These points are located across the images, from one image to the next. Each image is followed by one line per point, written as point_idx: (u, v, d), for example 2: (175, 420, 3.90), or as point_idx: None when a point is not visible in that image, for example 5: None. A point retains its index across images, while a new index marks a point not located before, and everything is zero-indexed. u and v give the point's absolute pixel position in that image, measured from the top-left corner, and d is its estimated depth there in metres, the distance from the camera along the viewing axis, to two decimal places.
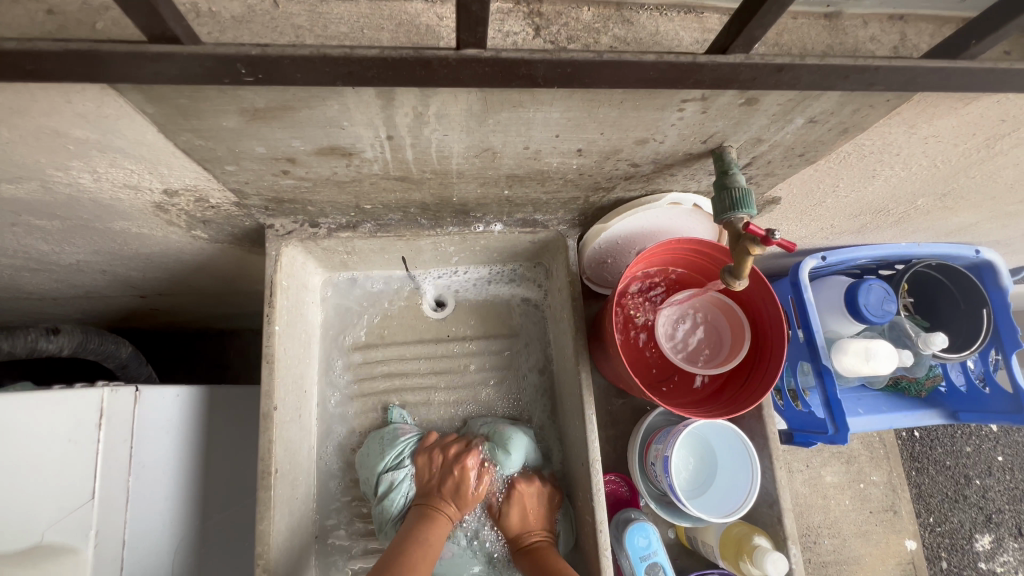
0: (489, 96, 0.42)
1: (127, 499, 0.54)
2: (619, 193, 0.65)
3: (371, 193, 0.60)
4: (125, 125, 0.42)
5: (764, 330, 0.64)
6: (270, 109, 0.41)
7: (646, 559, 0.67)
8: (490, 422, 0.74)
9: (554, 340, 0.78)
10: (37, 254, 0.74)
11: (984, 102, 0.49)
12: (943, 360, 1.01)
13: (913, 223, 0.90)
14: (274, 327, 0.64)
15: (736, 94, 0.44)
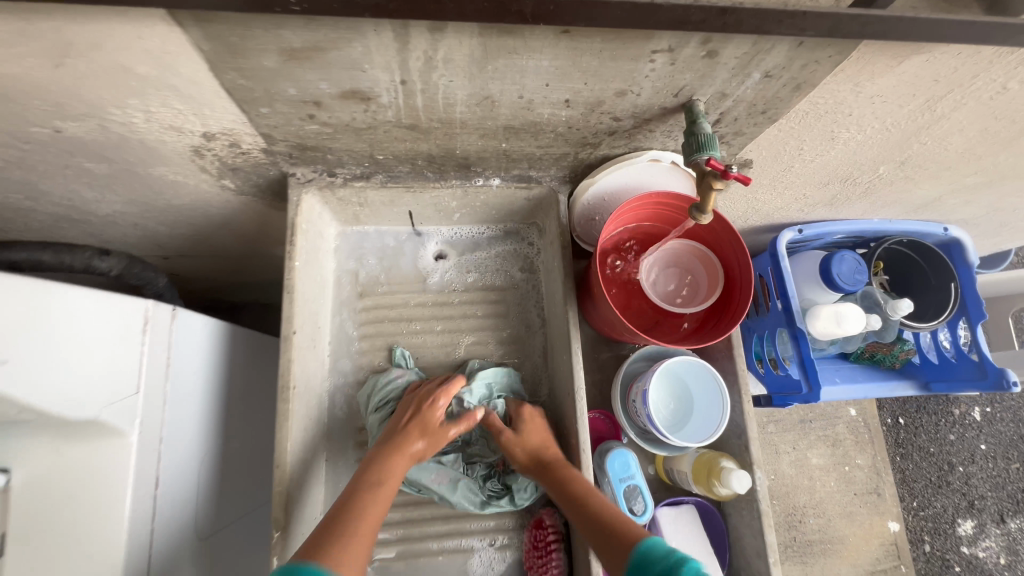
0: (488, 41, 0.50)
1: (165, 401, 0.62)
2: (605, 149, 0.73)
3: (383, 142, 0.68)
4: (183, 61, 0.51)
5: (731, 269, 0.72)
6: (305, 49, 0.50)
7: (625, 481, 0.75)
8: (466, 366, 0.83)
9: (546, 290, 0.86)
10: (78, 202, 0.81)
11: (915, 61, 0.56)
12: (910, 327, 1.08)
13: (880, 195, 0.97)
14: (295, 262, 0.72)
15: (699, 46, 0.52)
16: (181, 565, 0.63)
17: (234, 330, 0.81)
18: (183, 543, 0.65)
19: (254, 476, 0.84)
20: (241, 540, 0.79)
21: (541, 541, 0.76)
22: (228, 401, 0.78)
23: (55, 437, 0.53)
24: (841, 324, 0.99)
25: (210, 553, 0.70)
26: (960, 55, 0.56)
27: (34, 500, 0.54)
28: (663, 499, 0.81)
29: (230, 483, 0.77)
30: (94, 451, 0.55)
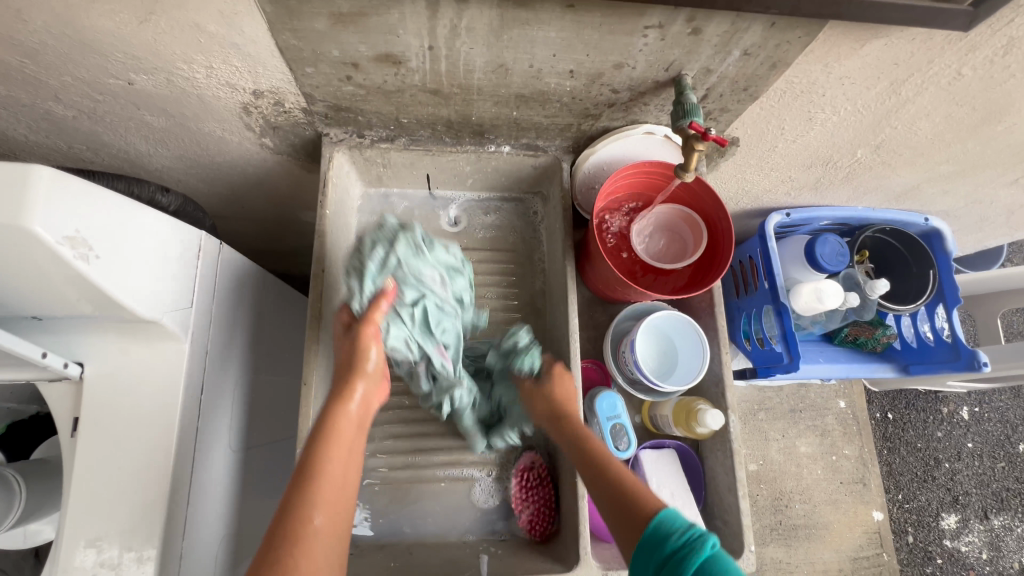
0: (505, 13, 0.59)
1: (210, 320, 0.71)
2: (605, 121, 0.81)
3: (409, 106, 0.77)
4: (248, 21, 0.60)
5: (711, 227, 0.82)
6: (351, 13, 0.59)
7: (611, 420, 0.83)
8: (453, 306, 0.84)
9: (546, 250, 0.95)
10: (133, 155, 0.90)
11: (877, 45, 0.64)
12: (889, 308, 1.15)
13: (861, 180, 1.05)
14: (325, 210, 0.81)
15: (685, 24, 0.61)
16: (217, 467, 0.72)
17: (265, 275, 0.90)
18: (219, 449, 0.73)
19: (277, 410, 0.93)
20: (265, 464, 0.87)
21: (536, 478, 0.85)
22: (259, 336, 0.87)
23: (123, 336, 0.62)
24: (822, 299, 1.06)
25: (239, 465, 0.79)
26: (915, 40, 0.64)
27: (100, 391, 0.63)
28: (647, 442, 0.89)
29: (257, 409, 0.86)
30: (155, 351, 0.64)
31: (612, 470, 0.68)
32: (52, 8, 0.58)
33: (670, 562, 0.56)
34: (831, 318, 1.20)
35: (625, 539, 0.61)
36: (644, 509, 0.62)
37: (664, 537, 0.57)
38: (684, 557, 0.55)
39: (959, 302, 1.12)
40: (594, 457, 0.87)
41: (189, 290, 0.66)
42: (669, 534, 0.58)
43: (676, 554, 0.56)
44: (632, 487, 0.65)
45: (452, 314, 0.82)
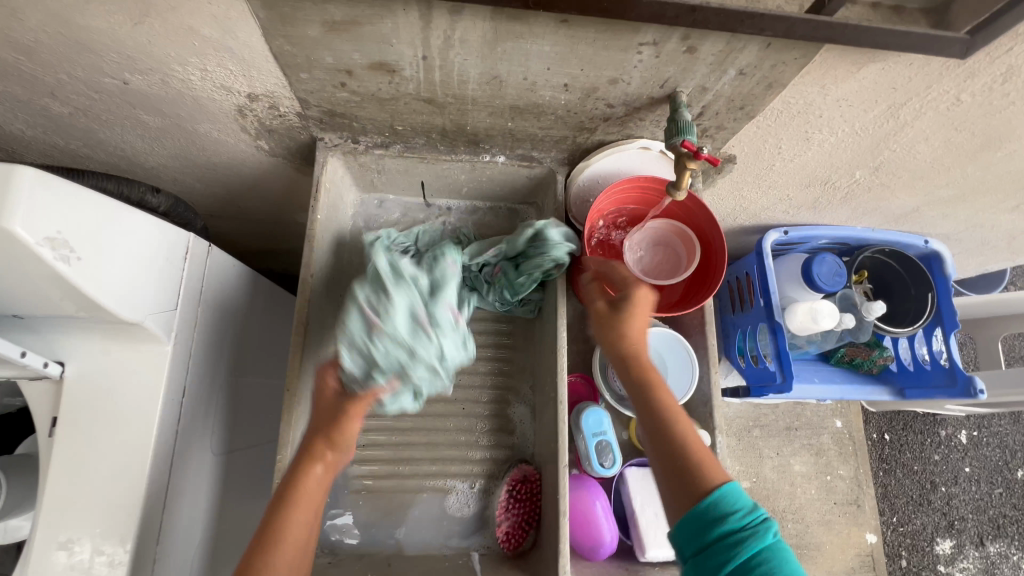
0: (498, 26, 0.59)
1: (195, 322, 0.71)
2: (601, 135, 0.81)
3: (404, 113, 0.77)
4: (241, 26, 0.60)
5: (710, 248, 0.80)
6: (344, 22, 0.59)
7: (597, 436, 0.82)
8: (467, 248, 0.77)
9: None
10: (129, 152, 0.90)
11: (874, 68, 0.64)
12: (886, 331, 1.13)
13: (860, 201, 1.04)
14: (316, 216, 0.81)
15: (679, 42, 0.60)
16: (198, 469, 0.72)
17: (255, 277, 0.90)
18: (201, 452, 0.73)
19: (264, 412, 0.93)
20: (249, 466, 0.87)
21: (528, 494, 0.83)
22: (246, 338, 0.87)
23: (106, 336, 0.62)
24: (817, 320, 1.06)
25: (223, 467, 0.79)
26: (913, 65, 0.63)
27: (80, 391, 0.62)
28: (633, 459, 0.88)
29: (243, 411, 0.86)
30: (138, 353, 0.64)
31: (678, 429, 0.65)
32: (46, 7, 0.58)
33: (723, 540, 0.55)
34: (827, 336, 1.18)
35: (675, 500, 0.61)
36: (704, 484, 0.59)
37: (723, 514, 0.56)
38: (742, 539, 0.54)
39: (956, 327, 1.11)
40: (579, 473, 0.86)
41: (174, 292, 0.66)
42: (728, 513, 0.56)
43: (732, 536, 0.55)
44: (694, 455, 0.62)
45: (449, 331, 0.72)
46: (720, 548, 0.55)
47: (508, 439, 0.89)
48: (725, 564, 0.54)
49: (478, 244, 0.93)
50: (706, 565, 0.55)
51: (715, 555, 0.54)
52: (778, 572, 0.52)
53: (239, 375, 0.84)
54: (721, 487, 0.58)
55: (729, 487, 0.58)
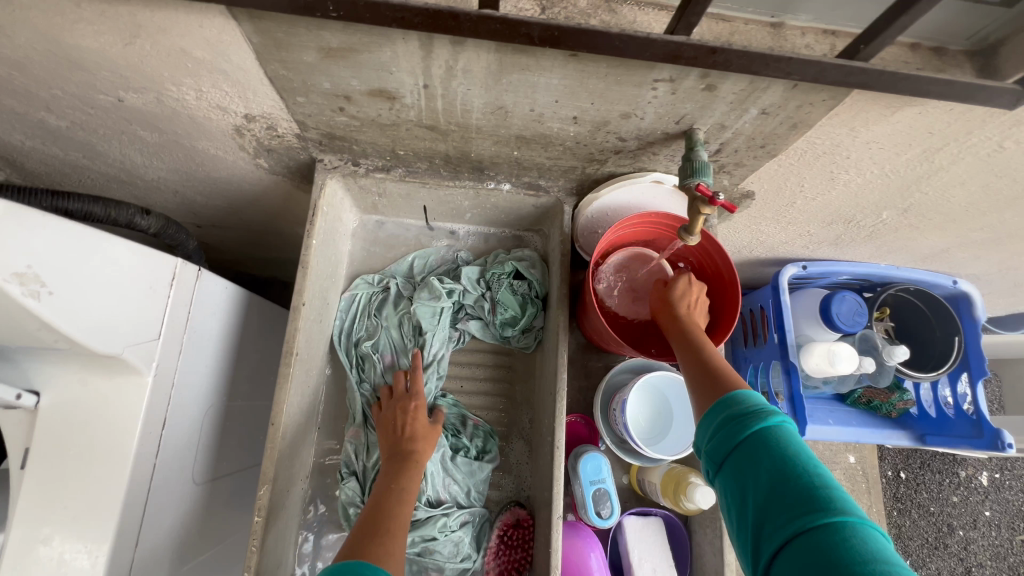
0: (503, 57, 0.55)
1: (180, 351, 0.68)
2: (611, 166, 0.77)
3: (405, 139, 0.74)
4: (234, 50, 0.57)
5: (724, 295, 0.75)
6: (340, 49, 0.56)
7: (595, 484, 0.77)
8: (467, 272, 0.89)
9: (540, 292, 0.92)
10: (129, 165, 0.88)
11: (909, 112, 0.59)
12: (907, 373, 1.06)
13: (886, 240, 0.98)
14: (312, 240, 0.78)
15: (698, 79, 0.56)
16: (177, 503, 0.69)
17: (250, 298, 0.88)
18: (182, 484, 0.70)
19: (252, 435, 0.90)
20: (234, 493, 0.84)
21: (519, 541, 0.79)
22: (238, 362, 0.84)
23: (84, 367, 0.60)
24: (835, 363, 0.99)
25: (205, 498, 0.76)
26: (952, 111, 0.58)
27: (56, 423, 0.60)
28: (633, 508, 0.84)
29: (230, 437, 0.83)
30: (114, 385, 0.61)
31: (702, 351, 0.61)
32: (36, 25, 0.56)
33: (730, 423, 0.50)
34: (844, 380, 1.12)
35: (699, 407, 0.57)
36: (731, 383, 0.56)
37: (731, 400, 0.52)
38: (746, 420, 0.49)
39: (985, 376, 1.03)
40: (574, 519, 0.82)
41: (157, 322, 0.63)
42: (739, 401, 0.51)
43: (738, 416, 0.50)
44: (717, 366, 0.59)
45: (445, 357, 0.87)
46: (727, 428, 0.50)
47: (502, 478, 0.84)
48: (733, 440, 0.49)
49: (481, 269, 0.91)
50: (717, 449, 0.50)
51: (723, 440, 0.50)
52: (788, 449, 0.46)
53: (227, 401, 0.81)
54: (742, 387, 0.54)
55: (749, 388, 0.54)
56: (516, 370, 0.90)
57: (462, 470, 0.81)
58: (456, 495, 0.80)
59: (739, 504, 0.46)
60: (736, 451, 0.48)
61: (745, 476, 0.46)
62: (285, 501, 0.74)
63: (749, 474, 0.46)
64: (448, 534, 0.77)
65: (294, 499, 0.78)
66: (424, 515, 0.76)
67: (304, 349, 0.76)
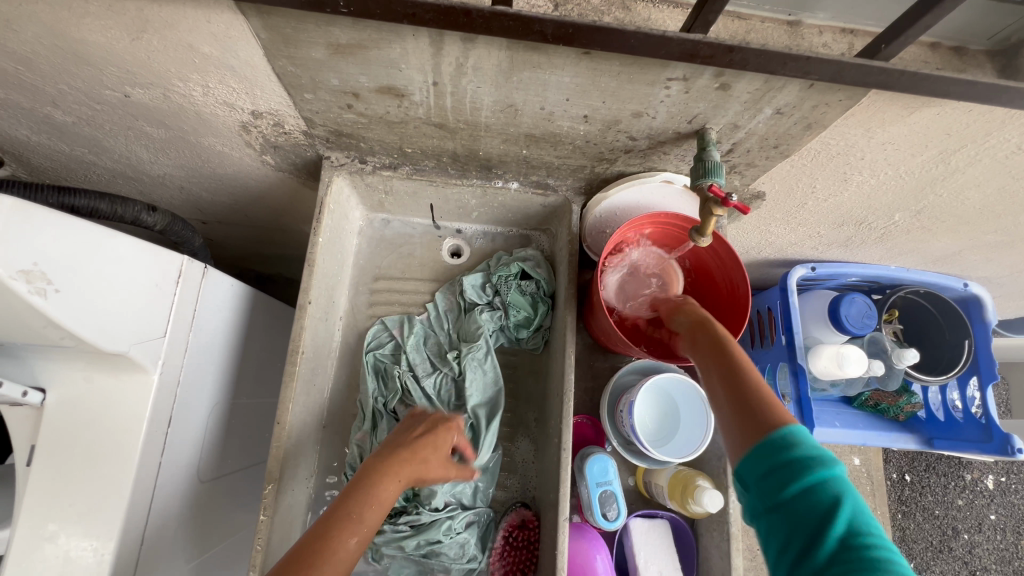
0: (514, 55, 0.54)
1: (186, 349, 0.67)
2: (621, 166, 0.76)
3: (413, 137, 0.73)
4: (242, 45, 0.57)
5: (735, 298, 0.74)
6: (349, 45, 0.55)
7: (602, 485, 0.77)
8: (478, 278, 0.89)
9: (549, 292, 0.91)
10: (135, 161, 0.88)
11: (927, 113, 0.58)
12: (916, 377, 1.05)
13: (897, 242, 0.97)
14: (318, 238, 0.77)
15: (712, 78, 0.55)
16: (182, 501, 0.69)
17: (256, 296, 0.87)
18: (187, 483, 0.70)
19: (256, 433, 0.89)
20: (238, 491, 0.84)
21: (524, 543, 0.78)
22: (243, 359, 0.84)
23: (91, 364, 0.60)
24: (843, 365, 0.98)
25: (211, 496, 0.76)
26: (971, 112, 0.57)
27: (61, 420, 0.60)
28: (639, 510, 0.83)
29: (235, 435, 0.83)
30: (121, 382, 0.60)
31: (744, 374, 0.55)
32: (42, 20, 0.56)
33: (784, 468, 0.47)
34: (852, 383, 1.11)
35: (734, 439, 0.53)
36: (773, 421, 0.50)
37: (786, 443, 0.47)
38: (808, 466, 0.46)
39: (996, 380, 1.02)
40: (580, 520, 0.82)
41: (163, 319, 0.63)
42: (794, 442, 0.48)
43: (794, 463, 0.46)
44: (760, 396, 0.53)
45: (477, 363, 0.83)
46: (778, 473, 0.47)
47: (508, 478, 0.84)
48: (784, 489, 0.46)
49: (488, 275, 0.90)
50: (768, 487, 0.47)
51: (777, 480, 0.46)
52: (846, 508, 0.44)
53: (232, 399, 0.81)
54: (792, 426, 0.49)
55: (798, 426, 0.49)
56: (522, 370, 0.90)
57: (468, 471, 0.79)
58: (462, 496, 0.79)
59: (784, 556, 0.44)
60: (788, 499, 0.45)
61: (797, 529, 0.44)
62: (289, 501, 0.74)
63: (802, 529, 0.44)
64: (452, 536, 0.76)
65: (298, 502, 0.77)
66: (429, 519, 0.76)
67: (310, 347, 0.76)
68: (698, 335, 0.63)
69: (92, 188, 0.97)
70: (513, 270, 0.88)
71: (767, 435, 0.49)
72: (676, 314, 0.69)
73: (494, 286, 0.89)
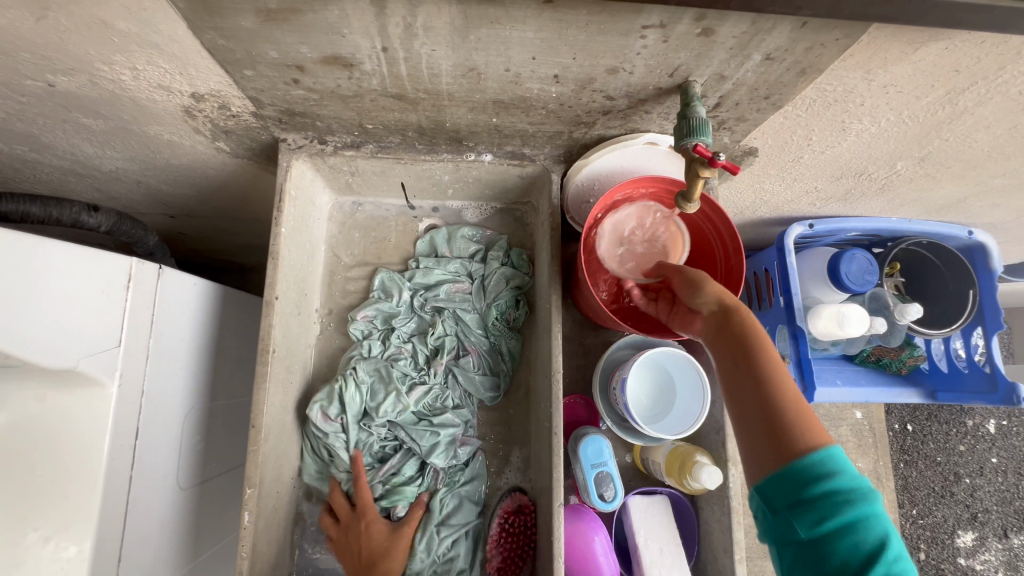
0: (468, 9, 0.48)
1: (147, 357, 0.63)
2: (601, 129, 0.70)
3: (371, 111, 0.67)
4: (161, 18, 0.51)
5: (728, 264, 0.70)
6: (281, 10, 0.49)
7: (597, 467, 0.74)
8: (434, 242, 0.88)
9: (512, 252, 0.87)
10: (81, 157, 0.81)
11: (933, 48, 0.52)
12: (919, 332, 1.01)
13: (899, 192, 0.91)
14: (281, 228, 0.72)
15: (693, 23, 0.49)
16: (161, 511, 0.66)
17: (225, 292, 0.83)
18: (165, 492, 0.67)
19: (238, 433, 0.86)
20: (223, 493, 0.81)
21: (521, 527, 0.76)
22: (218, 360, 0.80)
23: (43, 382, 0.56)
24: (843, 325, 0.94)
25: (194, 503, 0.73)
26: (985, 43, 0.51)
27: (15, 442, 0.56)
28: (638, 487, 0.81)
29: (217, 437, 0.80)
30: (76, 401, 0.56)
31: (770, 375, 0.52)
32: None
33: (819, 503, 0.45)
34: (853, 342, 1.07)
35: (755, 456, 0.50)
36: (808, 440, 0.48)
37: (825, 473, 0.45)
38: (843, 502, 0.44)
39: (1003, 329, 0.97)
40: (577, 501, 0.80)
41: (114, 328, 0.59)
42: (829, 475, 0.45)
43: (830, 495, 0.45)
44: (786, 414, 0.50)
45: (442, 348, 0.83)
46: (814, 508, 0.45)
47: (500, 464, 0.82)
48: (821, 523, 0.44)
49: (448, 243, 0.88)
50: (803, 519, 0.45)
51: (816, 511, 0.44)
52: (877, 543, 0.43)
53: (209, 402, 0.78)
54: (826, 449, 0.47)
55: (834, 452, 0.47)
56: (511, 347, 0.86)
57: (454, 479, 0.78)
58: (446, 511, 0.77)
59: None
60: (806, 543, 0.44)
61: (827, 565, 0.43)
62: (273, 513, 0.71)
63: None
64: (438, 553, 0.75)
65: (283, 518, 0.75)
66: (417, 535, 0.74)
67: (282, 344, 0.72)
68: (723, 324, 0.57)
69: (43, 189, 0.91)
70: (469, 236, 0.88)
71: (793, 462, 0.47)
72: (688, 288, 0.60)
73: (438, 282, 0.86)
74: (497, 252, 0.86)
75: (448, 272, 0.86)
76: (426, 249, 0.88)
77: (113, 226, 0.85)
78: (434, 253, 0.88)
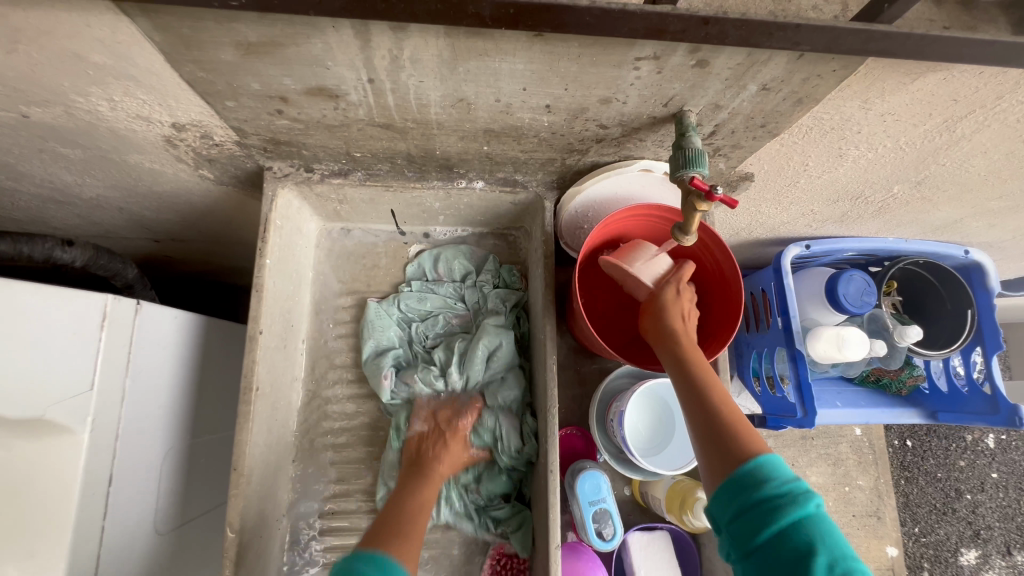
0: (455, 42, 0.47)
1: (123, 398, 0.60)
2: (594, 156, 0.68)
3: (359, 139, 0.65)
4: (137, 52, 0.49)
5: (727, 292, 0.68)
6: (261, 44, 0.47)
7: (595, 505, 0.72)
8: (419, 264, 0.86)
9: (503, 269, 0.86)
10: (60, 185, 0.79)
11: (931, 79, 0.51)
12: (919, 353, 0.99)
13: (895, 214, 0.91)
14: (265, 259, 0.70)
15: (687, 55, 0.48)
16: (136, 561, 0.62)
17: (208, 323, 0.80)
18: (141, 539, 0.63)
19: (221, 468, 0.83)
20: (205, 533, 0.78)
21: (515, 570, 0.73)
22: (200, 395, 0.77)
23: (9, 430, 0.53)
24: (843, 348, 0.92)
25: (173, 548, 0.70)
26: (983, 74, 0.50)
27: None
28: (637, 522, 0.79)
29: (199, 475, 0.76)
30: (43, 449, 0.53)
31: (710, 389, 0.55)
32: None
33: (760, 511, 0.45)
34: (852, 363, 1.05)
35: (707, 471, 0.51)
36: (748, 445, 0.49)
37: (759, 482, 0.46)
38: (780, 509, 0.44)
39: (1002, 350, 0.96)
40: (575, 539, 0.77)
41: (87, 370, 0.56)
42: (763, 481, 0.46)
43: (766, 503, 0.45)
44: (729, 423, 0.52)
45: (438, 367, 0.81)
46: (754, 518, 0.45)
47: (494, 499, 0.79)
48: (763, 531, 0.44)
49: (438, 260, 0.86)
50: (745, 533, 0.45)
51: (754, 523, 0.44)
52: (828, 551, 0.42)
53: (191, 439, 0.75)
54: (762, 457, 0.48)
55: (768, 456, 0.48)
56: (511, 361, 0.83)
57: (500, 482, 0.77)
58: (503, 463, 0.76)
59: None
60: (750, 555, 0.44)
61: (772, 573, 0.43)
62: (257, 559, 0.68)
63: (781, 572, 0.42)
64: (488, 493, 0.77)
65: (268, 561, 0.71)
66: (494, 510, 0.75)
67: (266, 381, 0.69)
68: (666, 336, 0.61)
69: (21, 217, 0.88)
70: (457, 252, 0.86)
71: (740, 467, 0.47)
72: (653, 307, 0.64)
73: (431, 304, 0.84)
74: (485, 270, 0.85)
75: (438, 294, 0.85)
76: (415, 273, 0.86)
77: (92, 257, 0.82)
78: (424, 277, 0.86)
